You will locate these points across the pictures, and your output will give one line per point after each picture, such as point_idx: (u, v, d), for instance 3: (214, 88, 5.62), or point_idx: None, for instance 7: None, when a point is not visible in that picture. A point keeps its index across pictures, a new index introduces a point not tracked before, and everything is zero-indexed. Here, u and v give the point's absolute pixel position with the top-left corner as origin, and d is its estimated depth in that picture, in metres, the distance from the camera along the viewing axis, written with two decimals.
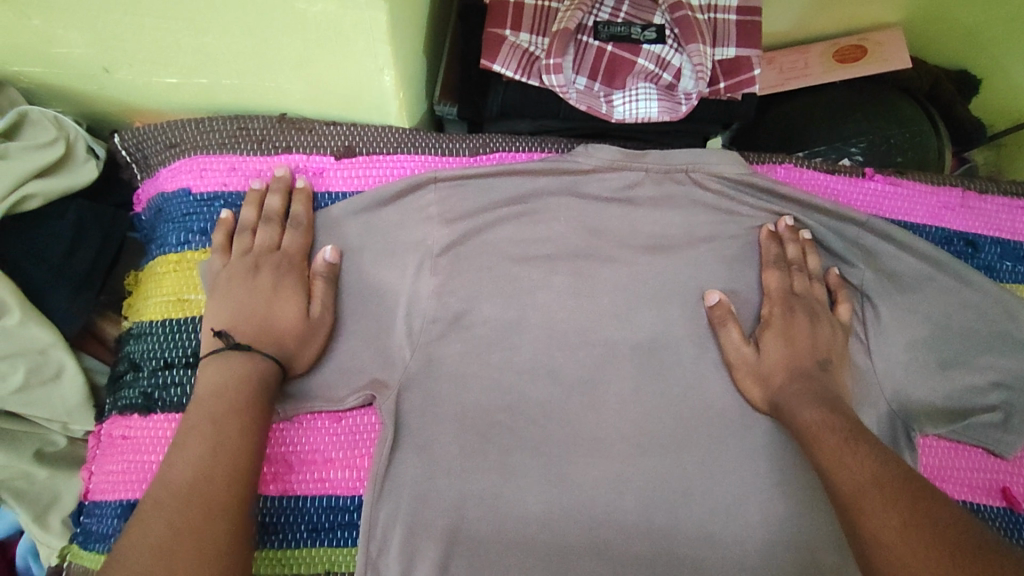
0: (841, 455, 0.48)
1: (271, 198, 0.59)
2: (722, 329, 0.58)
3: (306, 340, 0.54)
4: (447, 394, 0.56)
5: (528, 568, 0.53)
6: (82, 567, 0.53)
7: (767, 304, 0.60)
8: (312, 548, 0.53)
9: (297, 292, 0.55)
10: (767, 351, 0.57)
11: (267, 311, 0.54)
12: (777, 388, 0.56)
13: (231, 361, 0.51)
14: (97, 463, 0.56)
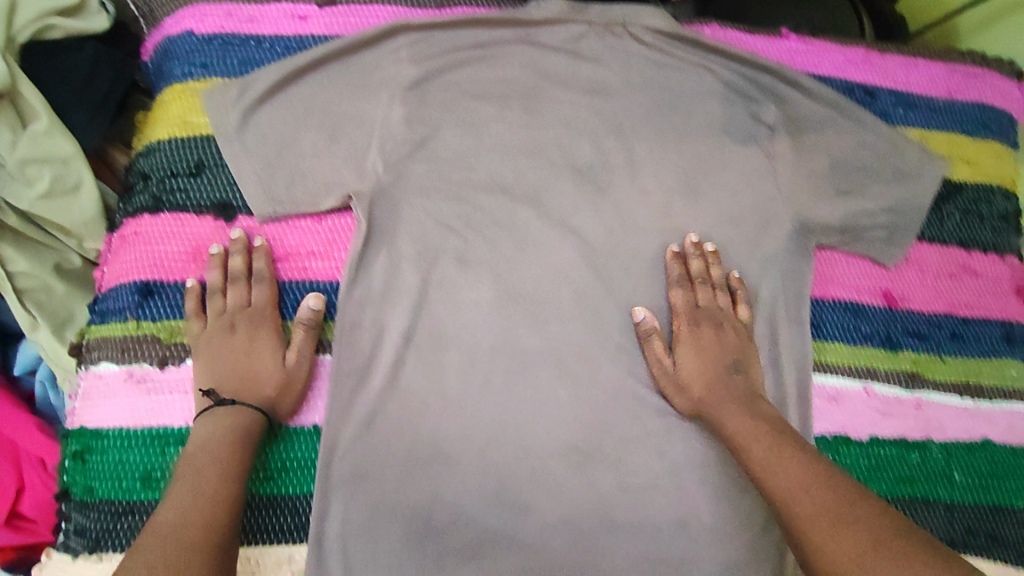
0: (754, 451, 0.56)
1: (233, 260, 0.62)
2: (647, 343, 0.65)
3: (285, 390, 0.60)
4: (413, 202, 0.66)
5: (480, 338, 0.64)
6: (101, 339, 0.62)
7: (676, 320, 0.66)
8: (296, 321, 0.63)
9: (273, 342, 0.61)
10: (685, 369, 0.64)
11: (247, 365, 0.60)
12: (698, 404, 0.63)
13: (220, 418, 0.57)
14: (111, 259, 0.65)
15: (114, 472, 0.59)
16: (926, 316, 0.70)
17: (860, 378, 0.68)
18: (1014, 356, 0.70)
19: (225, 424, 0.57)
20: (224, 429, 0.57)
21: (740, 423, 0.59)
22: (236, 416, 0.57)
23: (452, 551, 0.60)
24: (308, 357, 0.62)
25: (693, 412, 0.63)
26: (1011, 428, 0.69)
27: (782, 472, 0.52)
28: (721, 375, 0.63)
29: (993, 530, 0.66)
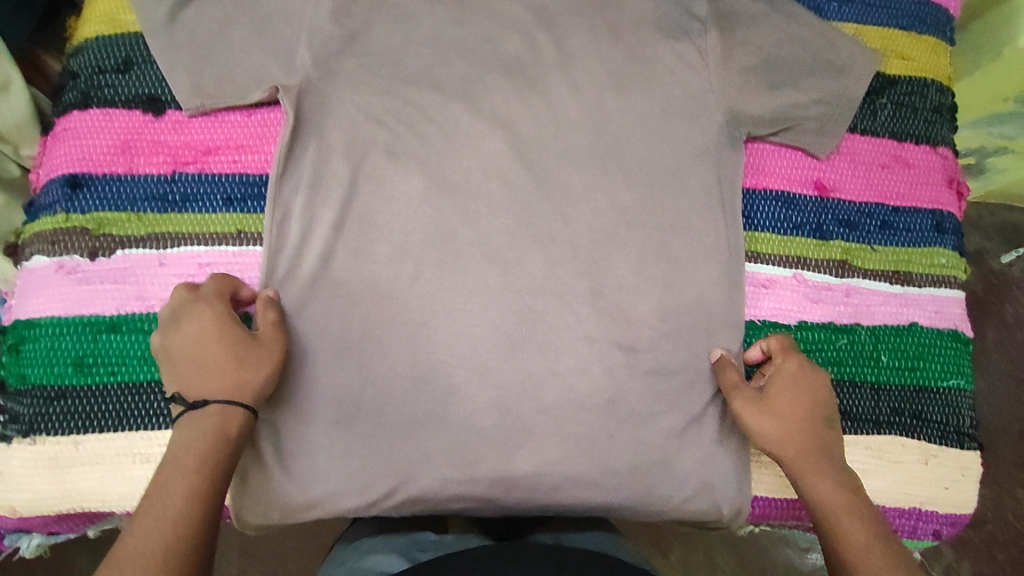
0: (826, 505, 0.55)
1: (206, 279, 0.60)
2: (726, 373, 0.63)
3: (263, 365, 0.56)
4: (341, 96, 0.66)
5: (410, 230, 0.65)
6: (32, 236, 0.62)
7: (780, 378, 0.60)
8: (226, 213, 0.63)
9: (240, 325, 0.57)
10: (777, 392, 0.60)
11: (214, 359, 0.54)
12: (790, 432, 0.58)
13: (200, 421, 0.52)
14: (44, 159, 0.65)
15: (47, 359, 0.59)
16: (858, 206, 0.71)
17: (790, 267, 0.69)
18: (944, 245, 0.71)
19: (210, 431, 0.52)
20: (208, 438, 0.51)
21: (830, 490, 0.55)
22: (216, 417, 0.52)
23: (382, 434, 0.61)
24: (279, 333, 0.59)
25: (780, 431, 0.58)
26: (939, 313, 0.70)
27: (845, 526, 0.53)
28: (813, 414, 0.58)
29: (919, 410, 0.67)
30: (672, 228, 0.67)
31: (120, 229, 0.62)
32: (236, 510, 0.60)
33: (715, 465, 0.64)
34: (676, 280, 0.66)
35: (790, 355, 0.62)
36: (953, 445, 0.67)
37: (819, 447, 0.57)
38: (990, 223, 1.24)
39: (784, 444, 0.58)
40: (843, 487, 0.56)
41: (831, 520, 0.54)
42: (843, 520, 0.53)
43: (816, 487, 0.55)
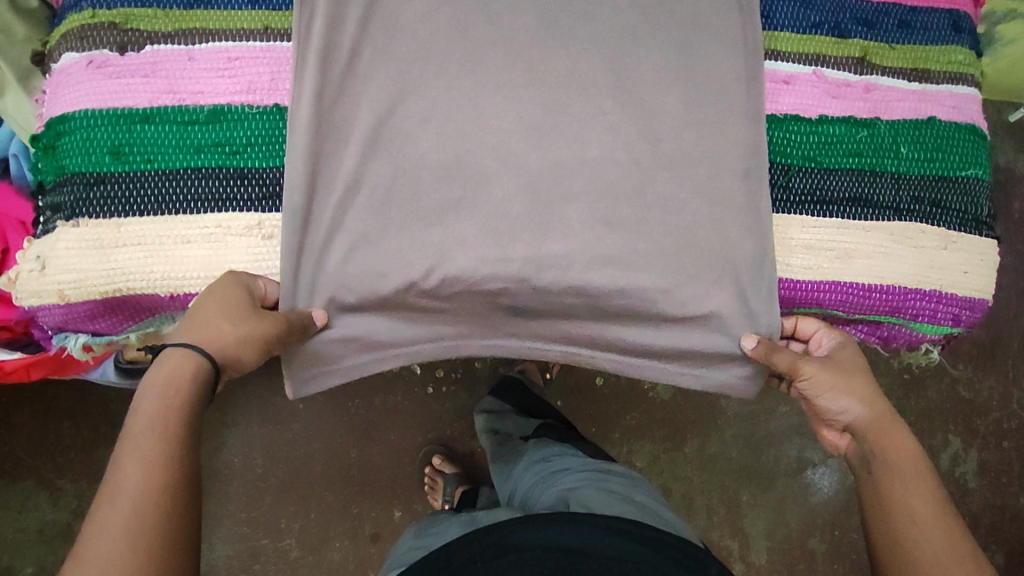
0: (901, 461, 0.61)
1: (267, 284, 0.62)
2: (777, 348, 0.66)
3: (249, 338, 0.56)
4: None
5: (435, 30, 0.65)
6: (60, 36, 0.62)
7: (835, 347, 0.67)
8: (252, 10, 0.63)
9: (249, 303, 0.58)
10: (840, 356, 0.66)
11: (207, 324, 0.55)
12: (865, 397, 0.64)
13: (163, 378, 0.52)
14: None
15: (83, 148, 0.60)
16: (876, 7, 0.71)
17: (809, 64, 0.69)
18: (961, 44, 0.71)
19: (164, 393, 0.51)
20: (158, 399, 0.51)
21: (907, 445, 0.62)
22: (173, 373, 0.52)
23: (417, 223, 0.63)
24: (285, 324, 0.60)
25: (858, 397, 0.63)
26: (957, 108, 0.70)
27: (913, 488, 0.59)
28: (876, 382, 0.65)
29: (938, 198, 0.69)
30: (692, 26, 0.68)
31: (147, 25, 0.62)
32: (281, 294, 0.63)
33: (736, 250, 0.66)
34: (698, 75, 0.67)
35: (834, 333, 0.69)
36: (970, 232, 0.69)
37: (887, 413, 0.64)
38: (997, 119, 1.39)
39: (862, 411, 0.63)
40: (898, 439, 0.63)
41: (891, 466, 0.61)
42: (906, 485, 0.59)
43: (893, 445, 0.62)
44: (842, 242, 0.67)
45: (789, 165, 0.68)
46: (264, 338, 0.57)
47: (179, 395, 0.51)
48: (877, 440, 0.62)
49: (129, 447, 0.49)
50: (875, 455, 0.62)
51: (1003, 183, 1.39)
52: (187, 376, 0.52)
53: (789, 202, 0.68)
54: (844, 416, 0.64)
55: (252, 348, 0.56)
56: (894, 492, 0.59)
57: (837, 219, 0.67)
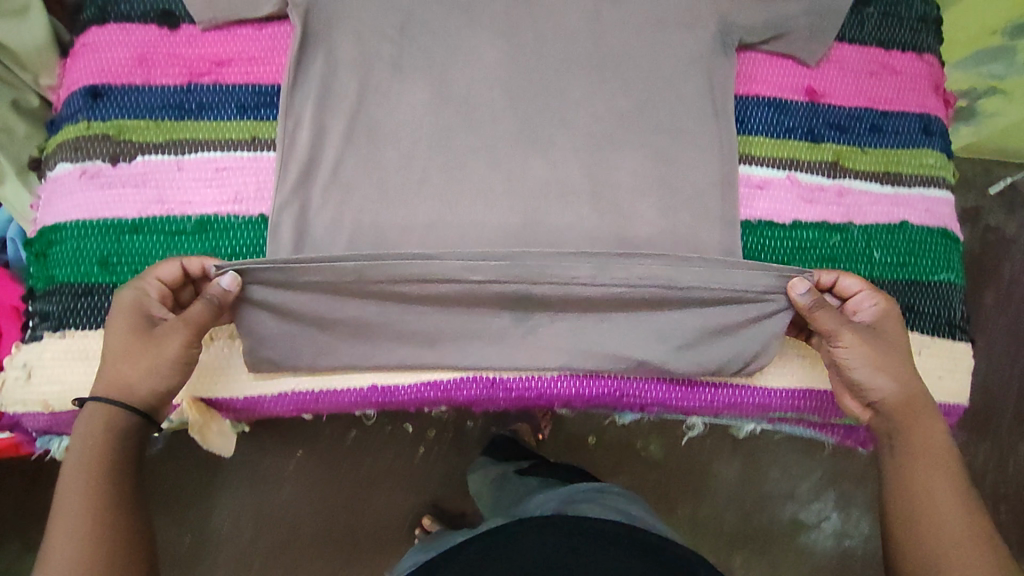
0: (928, 453, 0.58)
1: (165, 269, 0.59)
2: (821, 314, 0.60)
3: (158, 367, 0.56)
4: (345, 11, 0.67)
5: (418, 139, 0.67)
6: (56, 145, 0.65)
7: (882, 314, 0.62)
8: (240, 120, 0.65)
9: (139, 321, 0.57)
10: (884, 327, 0.62)
11: (114, 371, 0.56)
12: (902, 377, 0.60)
13: (89, 428, 0.54)
14: (67, 77, 0.67)
15: (73, 258, 0.62)
16: (848, 111, 0.73)
17: (782, 168, 0.71)
18: (932, 147, 0.73)
19: (82, 446, 0.53)
20: (74, 472, 0.52)
21: (934, 433, 0.59)
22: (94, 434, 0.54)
23: (394, 316, 0.62)
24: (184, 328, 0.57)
25: (893, 374, 0.60)
26: (929, 212, 0.72)
27: (935, 480, 0.57)
28: (913, 361, 0.62)
29: (911, 303, 0.69)
30: (668, 135, 0.70)
31: (139, 135, 0.64)
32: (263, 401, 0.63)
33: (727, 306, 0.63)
34: (674, 180, 0.69)
35: (878, 295, 0.63)
36: (944, 336, 0.70)
37: (922, 396, 0.61)
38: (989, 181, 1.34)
39: (897, 389, 0.60)
40: (932, 434, 0.59)
41: (914, 467, 0.58)
42: (939, 476, 0.57)
43: (924, 429, 0.59)
44: (817, 347, 0.68)
45: None
46: (170, 357, 0.57)
47: (95, 464, 0.53)
48: (906, 421, 0.60)
49: (61, 511, 0.51)
50: (903, 444, 0.59)
51: (998, 249, 1.29)
52: (97, 442, 0.54)
53: None
54: (876, 391, 0.60)
55: (166, 376, 0.57)
56: (916, 480, 0.57)
57: None
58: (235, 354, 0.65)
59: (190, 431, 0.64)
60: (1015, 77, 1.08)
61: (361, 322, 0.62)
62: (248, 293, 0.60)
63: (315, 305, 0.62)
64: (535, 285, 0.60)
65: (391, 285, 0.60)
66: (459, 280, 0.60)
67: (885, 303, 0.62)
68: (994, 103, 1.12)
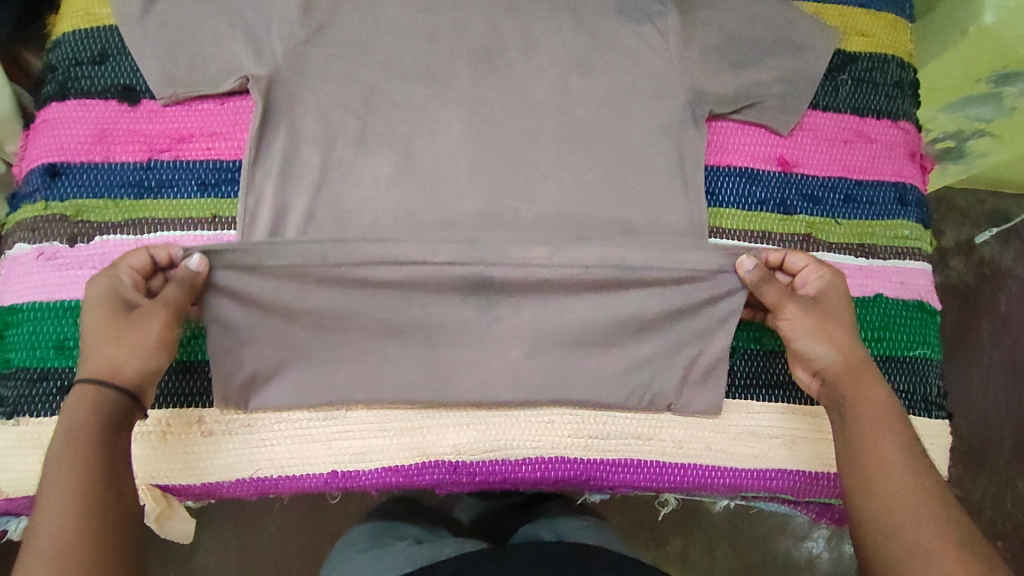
0: (875, 415, 0.57)
1: (133, 258, 0.56)
2: (763, 290, 0.61)
3: (143, 351, 0.54)
4: (310, 86, 0.67)
5: (381, 215, 0.66)
6: (15, 224, 0.64)
7: (826, 285, 0.63)
8: (200, 197, 0.65)
9: (114, 310, 0.54)
10: (826, 298, 0.63)
11: (96, 358, 0.52)
12: (844, 342, 0.61)
13: (75, 406, 0.51)
14: (27, 152, 0.67)
15: (29, 343, 0.61)
16: (822, 181, 0.72)
17: (754, 242, 0.70)
18: (907, 217, 0.72)
19: (74, 421, 0.50)
20: (65, 440, 0.49)
21: (879, 395, 0.59)
22: (84, 407, 0.51)
23: (357, 382, 0.62)
24: (167, 308, 0.55)
25: (834, 342, 0.61)
26: (904, 284, 0.70)
27: (882, 441, 0.56)
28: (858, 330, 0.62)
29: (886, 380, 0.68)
30: (638, 207, 0.69)
31: (98, 215, 0.64)
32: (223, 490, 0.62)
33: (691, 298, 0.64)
34: None
35: (824, 269, 0.64)
36: (919, 413, 0.68)
37: (866, 361, 0.61)
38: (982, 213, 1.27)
39: (837, 356, 0.60)
40: (879, 400, 0.58)
41: (863, 432, 0.57)
42: (887, 438, 0.56)
43: (868, 394, 0.58)
44: (787, 428, 0.67)
45: (734, 348, 0.68)
46: (152, 339, 0.54)
47: (87, 428, 0.50)
48: (851, 386, 0.60)
49: (46, 487, 0.48)
50: (851, 408, 0.58)
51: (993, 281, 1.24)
52: (89, 410, 0.51)
53: (736, 385, 0.67)
54: (817, 358, 0.61)
55: (151, 360, 0.54)
56: (867, 449, 0.56)
57: (781, 400, 0.67)
58: (190, 441, 0.61)
59: (147, 520, 0.61)
60: (1003, 119, 1.04)
61: (327, 406, 0.62)
62: (231, 336, 0.60)
63: (281, 293, 0.60)
64: (495, 265, 0.62)
65: (358, 265, 0.60)
66: (422, 261, 0.60)
67: (831, 276, 0.63)
68: (982, 142, 1.10)
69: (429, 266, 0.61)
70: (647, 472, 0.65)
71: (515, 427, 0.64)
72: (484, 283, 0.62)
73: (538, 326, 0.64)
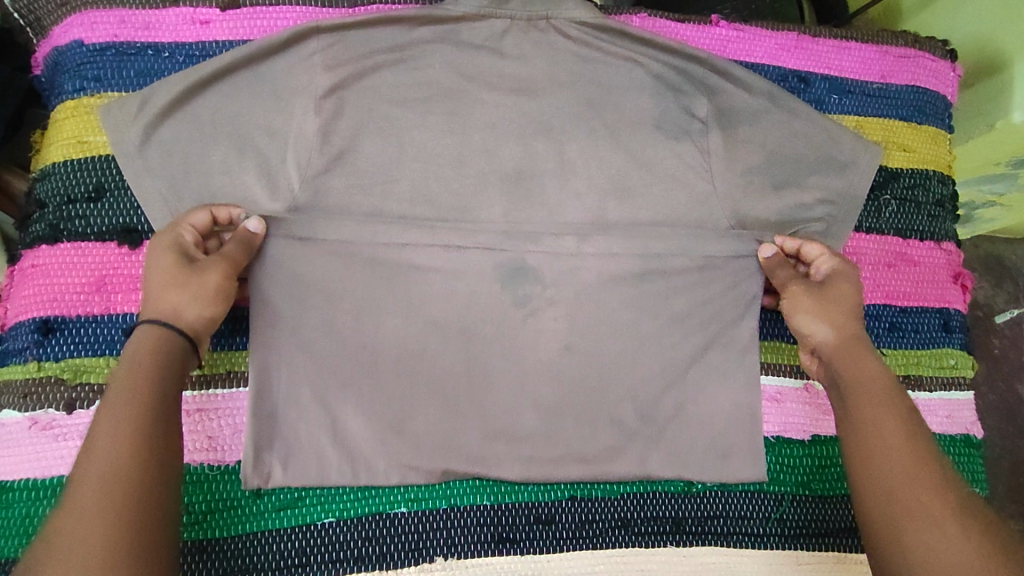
0: (867, 384, 0.57)
1: (197, 215, 0.58)
2: (773, 273, 0.63)
3: (202, 296, 0.55)
4: (331, 222, 0.61)
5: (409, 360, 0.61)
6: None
7: (833, 273, 0.64)
8: (215, 350, 0.60)
9: (173, 256, 0.55)
10: (832, 284, 0.64)
11: (158, 297, 0.54)
12: (841, 323, 0.61)
13: (136, 338, 0.52)
14: (10, 298, 0.60)
15: (22, 529, 0.55)
16: (868, 308, 0.69)
17: (797, 377, 0.68)
18: (952, 345, 0.71)
19: (139, 354, 0.51)
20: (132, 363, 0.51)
21: (874, 367, 0.58)
22: (147, 342, 0.52)
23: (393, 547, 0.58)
24: (224, 258, 0.56)
25: (831, 323, 0.61)
26: (952, 417, 0.69)
27: (878, 409, 0.55)
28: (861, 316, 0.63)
29: None
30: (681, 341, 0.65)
31: (97, 375, 0.58)
32: None
33: (727, 415, 0.64)
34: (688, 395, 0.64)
35: (835, 261, 0.65)
36: None
37: (863, 341, 0.61)
38: None
39: (834, 336, 0.61)
40: (875, 370, 0.58)
41: (859, 399, 0.57)
42: (879, 405, 0.56)
43: (863, 366, 0.58)
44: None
45: (782, 493, 0.65)
46: (212, 286, 0.55)
47: (148, 359, 0.51)
48: (845, 362, 0.60)
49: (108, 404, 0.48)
50: (846, 379, 0.58)
51: None
52: (149, 348, 0.52)
53: (786, 534, 0.64)
54: (813, 336, 0.62)
55: (208, 304, 0.55)
56: (862, 408, 0.56)
57: (831, 550, 0.65)
58: None
59: None
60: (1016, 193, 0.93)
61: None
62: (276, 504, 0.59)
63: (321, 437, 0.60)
64: (529, 251, 0.65)
65: (402, 249, 0.63)
66: (461, 246, 0.63)
67: (843, 265, 0.64)
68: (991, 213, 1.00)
69: (468, 253, 0.64)
70: None
71: None
72: (521, 269, 0.64)
73: (569, 400, 0.62)
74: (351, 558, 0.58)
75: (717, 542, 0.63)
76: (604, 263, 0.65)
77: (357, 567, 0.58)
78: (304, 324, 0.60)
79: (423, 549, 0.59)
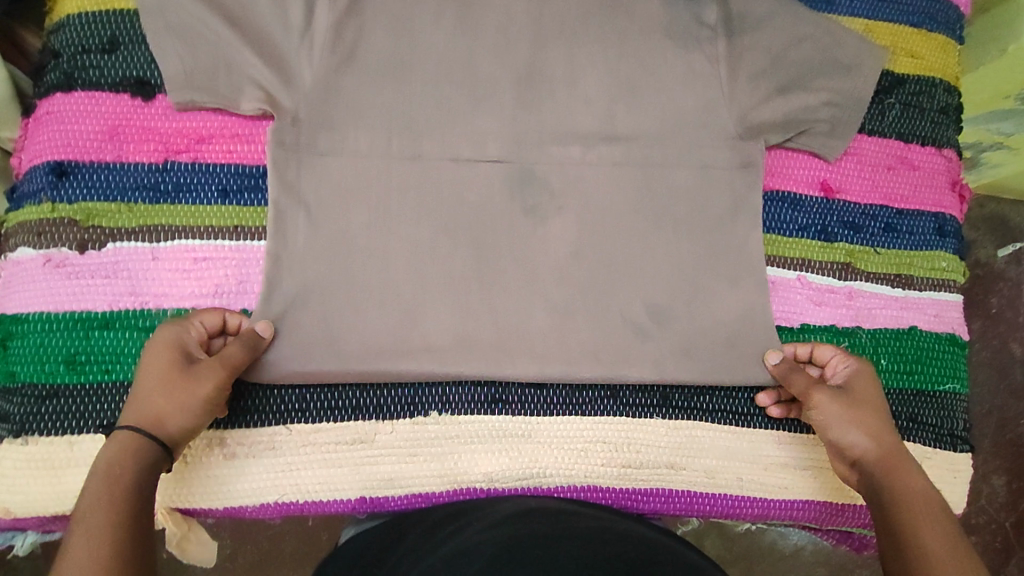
0: (912, 496, 0.53)
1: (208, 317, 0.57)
2: (794, 377, 0.61)
3: (188, 406, 0.52)
4: (343, 94, 0.62)
5: (412, 232, 0.62)
6: (16, 221, 0.60)
7: (852, 375, 0.62)
8: (222, 205, 0.61)
9: (177, 350, 0.54)
10: (855, 386, 0.61)
11: (150, 403, 0.52)
12: (876, 431, 0.58)
13: (116, 441, 0.50)
14: (26, 144, 0.62)
15: (36, 356, 0.57)
16: (862, 207, 0.71)
17: (792, 268, 0.69)
18: (945, 249, 0.72)
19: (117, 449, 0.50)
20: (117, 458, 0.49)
21: (920, 484, 0.54)
22: (126, 442, 0.50)
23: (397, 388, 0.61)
24: (224, 363, 0.54)
25: (866, 430, 0.58)
26: (938, 316, 0.71)
27: (923, 513, 0.52)
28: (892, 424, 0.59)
29: (914, 413, 0.68)
30: (677, 230, 0.66)
31: (109, 220, 0.60)
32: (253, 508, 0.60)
33: (720, 303, 0.66)
34: (683, 285, 0.65)
35: (851, 359, 0.63)
36: (946, 447, 0.69)
37: (898, 449, 0.57)
38: None
39: (871, 443, 0.57)
40: (915, 479, 0.55)
41: (903, 505, 0.53)
42: (924, 512, 0.52)
43: (905, 482, 0.54)
44: (816, 459, 0.67)
45: None
46: (202, 395, 0.53)
47: (126, 463, 0.49)
48: (887, 478, 0.55)
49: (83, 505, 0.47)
50: (889, 490, 0.54)
51: None
52: (129, 448, 0.50)
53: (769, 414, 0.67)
54: (853, 448, 0.57)
55: (195, 413, 0.53)
56: (906, 506, 0.53)
57: (813, 433, 0.67)
58: (214, 464, 0.59)
59: (167, 545, 0.59)
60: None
61: (364, 429, 0.61)
62: None
63: (319, 292, 0.60)
64: (532, 135, 0.65)
65: (411, 124, 0.63)
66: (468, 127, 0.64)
67: (858, 369, 0.62)
68: (998, 157, 0.95)
69: (476, 133, 0.64)
70: (680, 501, 0.65)
71: (551, 454, 0.63)
72: (528, 167, 0.65)
73: (564, 279, 0.64)
74: (350, 405, 0.61)
75: (701, 416, 0.65)
76: (606, 151, 0.66)
77: (355, 415, 0.61)
78: (307, 187, 0.61)
79: (417, 404, 0.62)
